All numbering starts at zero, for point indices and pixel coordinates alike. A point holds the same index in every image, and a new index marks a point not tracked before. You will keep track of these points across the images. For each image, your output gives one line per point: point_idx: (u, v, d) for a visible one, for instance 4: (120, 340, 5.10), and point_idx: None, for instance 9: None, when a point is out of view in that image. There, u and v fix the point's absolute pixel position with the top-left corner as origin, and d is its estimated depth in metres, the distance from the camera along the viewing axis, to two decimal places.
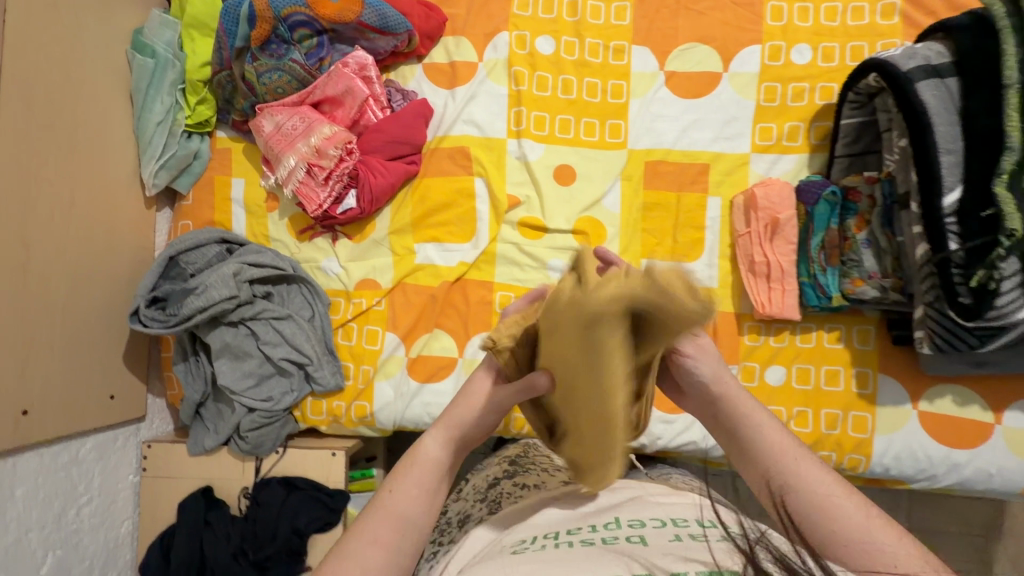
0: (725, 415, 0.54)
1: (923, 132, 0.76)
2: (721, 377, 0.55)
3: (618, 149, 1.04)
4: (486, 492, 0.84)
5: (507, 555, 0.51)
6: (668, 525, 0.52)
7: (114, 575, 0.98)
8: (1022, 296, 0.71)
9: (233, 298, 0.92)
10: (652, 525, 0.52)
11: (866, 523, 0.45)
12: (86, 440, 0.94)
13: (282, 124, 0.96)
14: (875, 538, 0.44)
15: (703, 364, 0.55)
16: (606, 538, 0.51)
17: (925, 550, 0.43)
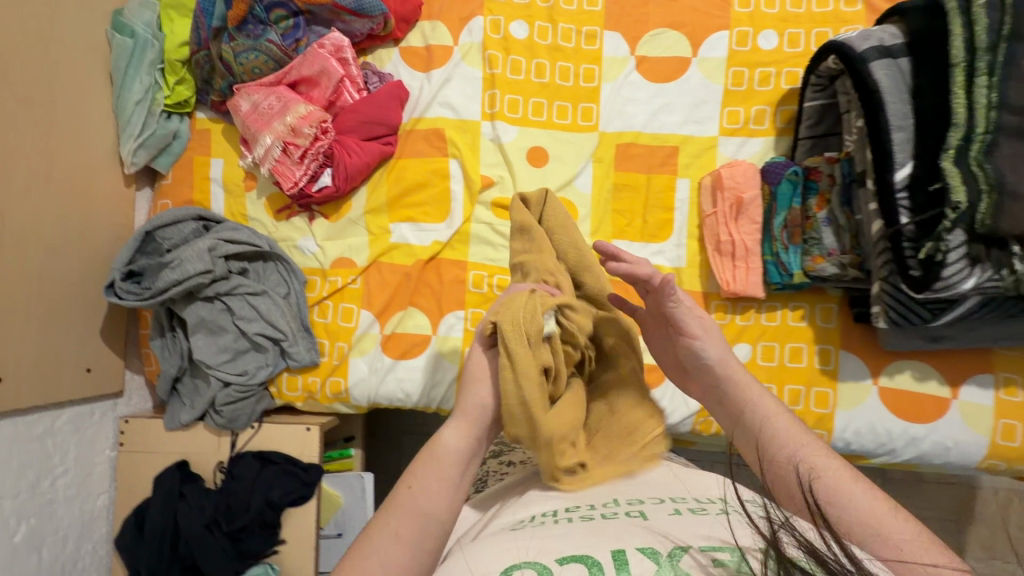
0: (736, 400, 0.60)
1: (875, 110, 0.79)
2: (726, 361, 0.63)
3: (589, 132, 1.07)
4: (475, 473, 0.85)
5: (504, 531, 0.47)
6: (667, 501, 0.49)
7: (89, 546, 1.00)
8: (967, 268, 0.75)
9: (208, 273, 0.94)
10: (650, 501, 0.49)
11: (885, 512, 0.47)
12: (61, 412, 0.96)
13: (259, 103, 0.98)
14: (884, 523, 0.46)
15: (710, 347, 0.63)
16: (605, 514, 0.48)
17: (911, 521, 0.47)
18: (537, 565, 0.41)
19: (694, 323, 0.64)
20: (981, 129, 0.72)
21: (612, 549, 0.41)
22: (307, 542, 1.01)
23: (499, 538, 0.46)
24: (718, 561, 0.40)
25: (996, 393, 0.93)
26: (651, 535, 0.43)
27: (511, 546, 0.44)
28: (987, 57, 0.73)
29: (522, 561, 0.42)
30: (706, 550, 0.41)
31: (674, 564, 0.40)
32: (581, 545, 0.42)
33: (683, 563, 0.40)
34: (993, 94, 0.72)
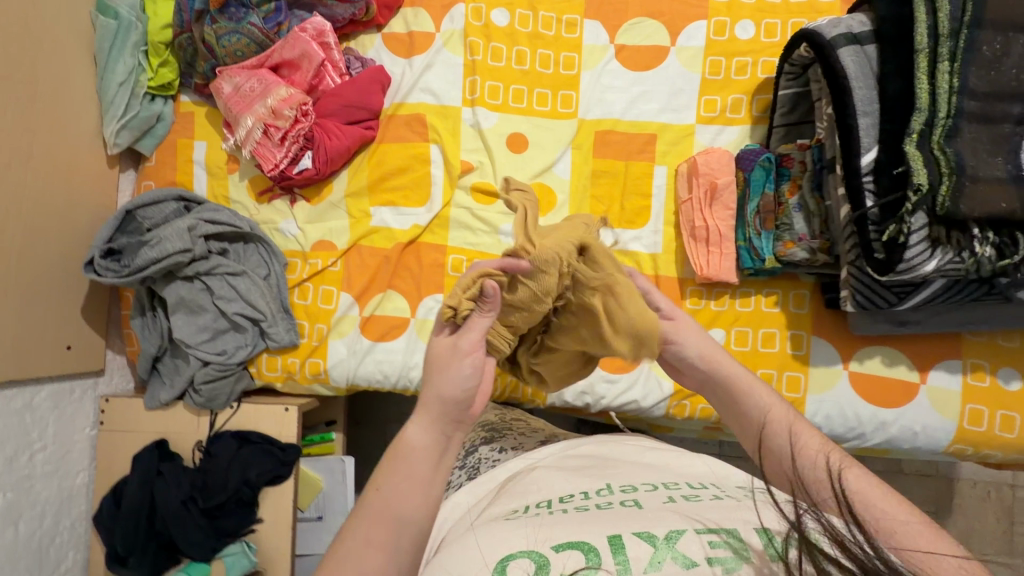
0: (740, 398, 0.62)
1: (843, 96, 0.80)
2: (710, 357, 0.65)
3: (569, 119, 1.08)
4: (465, 460, 0.86)
5: (500, 521, 0.50)
6: (660, 488, 0.53)
7: (67, 522, 1.01)
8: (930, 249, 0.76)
9: (187, 252, 0.96)
10: (643, 488, 0.53)
11: (898, 505, 0.49)
12: (41, 388, 0.96)
13: (240, 85, 1.00)
14: (903, 515, 0.48)
15: (688, 346, 0.66)
16: (599, 504, 0.51)
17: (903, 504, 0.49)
18: (535, 556, 0.44)
19: (669, 326, 0.67)
20: (943, 114, 0.74)
21: (609, 535, 0.45)
22: (283, 521, 1.02)
23: (497, 526, 0.49)
24: (714, 544, 0.43)
25: (964, 378, 0.94)
26: (650, 519, 0.46)
27: (512, 534, 0.47)
28: (949, 43, 0.74)
29: (518, 551, 0.44)
30: (703, 533, 0.44)
31: (671, 545, 0.43)
32: (578, 532, 0.45)
33: (681, 545, 0.43)
34: (954, 80, 0.74)
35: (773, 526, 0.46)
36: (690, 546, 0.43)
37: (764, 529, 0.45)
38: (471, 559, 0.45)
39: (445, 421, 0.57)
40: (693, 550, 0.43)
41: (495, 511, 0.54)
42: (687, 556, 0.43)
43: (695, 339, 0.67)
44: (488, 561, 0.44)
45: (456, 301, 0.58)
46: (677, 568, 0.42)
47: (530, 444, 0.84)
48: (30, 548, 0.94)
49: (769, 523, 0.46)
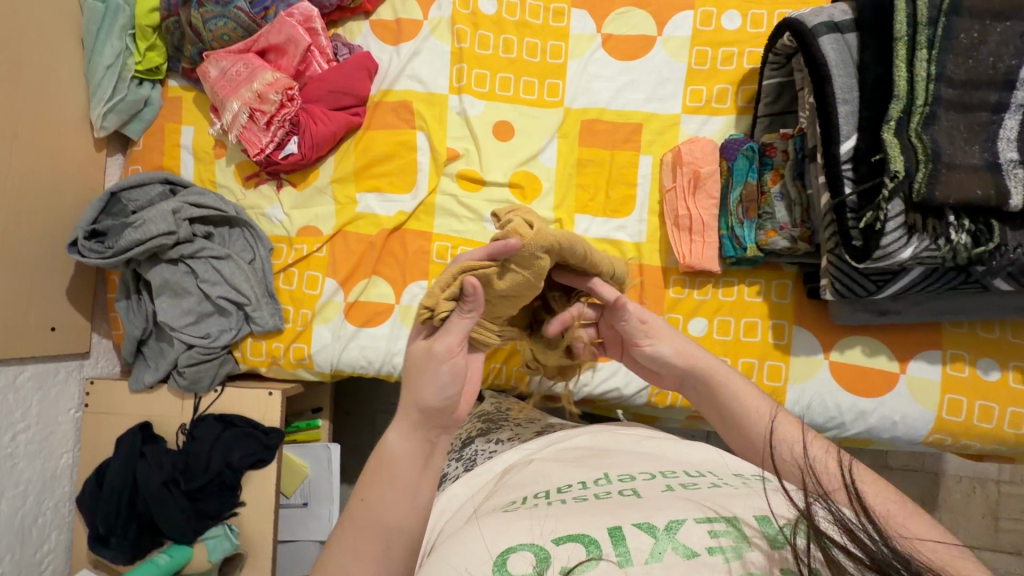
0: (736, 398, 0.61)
1: (823, 83, 0.80)
2: (687, 353, 0.66)
3: (555, 107, 1.08)
4: (461, 450, 0.84)
5: (498, 512, 0.47)
6: (658, 476, 0.50)
7: (50, 503, 1.01)
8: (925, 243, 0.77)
9: (172, 234, 0.96)
10: (642, 478, 0.50)
11: (905, 506, 0.48)
12: (25, 368, 0.96)
13: (227, 69, 1.01)
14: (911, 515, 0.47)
15: (664, 346, 0.67)
16: (598, 493, 0.48)
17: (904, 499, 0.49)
18: (534, 548, 0.41)
19: (637, 329, 0.68)
20: (920, 101, 0.74)
21: (609, 526, 0.42)
22: (265, 505, 1.03)
23: (492, 517, 0.46)
24: (715, 534, 0.41)
25: (943, 367, 0.94)
26: (646, 509, 0.44)
27: (510, 525, 0.44)
28: (927, 31, 0.74)
29: (519, 543, 0.42)
30: (703, 522, 0.42)
31: (672, 536, 0.41)
32: (579, 524, 0.43)
33: (682, 535, 0.41)
34: (932, 67, 0.74)
35: (783, 514, 0.44)
36: (691, 535, 0.41)
37: (768, 517, 0.43)
38: (470, 551, 0.42)
39: (427, 428, 0.57)
40: (693, 540, 0.41)
41: (492, 504, 0.51)
42: (687, 546, 0.40)
43: (673, 342, 0.67)
44: (492, 553, 0.41)
45: (435, 300, 0.58)
46: (677, 559, 0.40)
47: (528, 434, 0.81)
48: (12, 527, 0.94)
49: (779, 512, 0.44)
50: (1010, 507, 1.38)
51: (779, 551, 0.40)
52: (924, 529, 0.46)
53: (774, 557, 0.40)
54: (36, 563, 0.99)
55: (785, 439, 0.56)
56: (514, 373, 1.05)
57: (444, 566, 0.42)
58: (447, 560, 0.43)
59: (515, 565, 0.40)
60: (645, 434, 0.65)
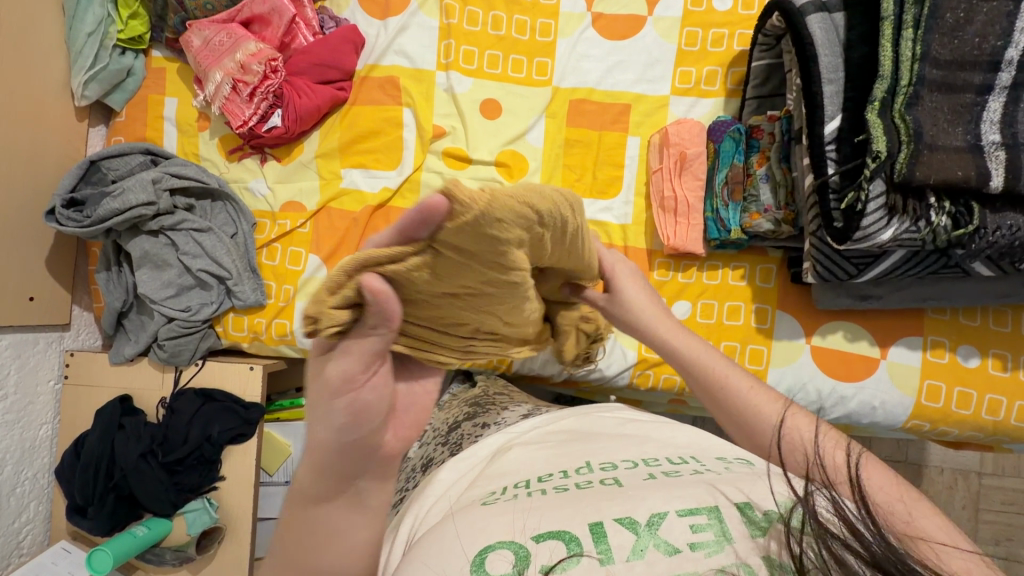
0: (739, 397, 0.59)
1: (808, 63, 0.80)
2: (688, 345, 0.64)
3: (543, 87, 1.07)
4: (448, 435, 0.83)
5: (478, 505, 0.47)
6: (640, 465, 0.50)
7: (30, 473, 1.01)
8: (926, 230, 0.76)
9: (151, 205, 0.95)
10: (623, 466, 0.50)
11: (910, 498, 0.48)
12: (3, 337, 0.95)
13: (209, 39, 0.99)
14: (917, 510, 0.47)
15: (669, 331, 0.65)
16: (579, 483, 0.48)
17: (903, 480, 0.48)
18: (514, 546, 0.41)
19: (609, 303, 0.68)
20: (905, 82, 0.74)
21: (590, 523, 0.42)
22: (244, 480, 1.02)
23: (473, 511, 0.46)
24: (697, 529, 0.41)
25: (923, 353, 0.94)
26: (626, 500, 0.43)
27: (490, 521, 0.43)
28: (914, 10, 0.74)
29: (498, 541, 0.41)
30: (685, 515, 0.42)
31: (653, 532, 0.41)
32: (559, 520, 0.42)
33: (664, 532, 0.41)
34: (917, 47, 0.73)
35: (776, 499, 0.44)
36: (672, 531, 0.41)
37: (750, 505, 0.43)
38: (448, 550, 0.41)
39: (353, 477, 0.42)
40: (675, 536, 0.41)
41: (472, 494, 0.51)
42: (669, 543, 0.40)
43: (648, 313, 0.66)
44: (468, 557, 0.40)
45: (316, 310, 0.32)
46: (659, 556, 0.40)
47: (514, 416, 0.79)
48: None
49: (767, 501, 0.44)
50: (991, 499, 1.39)
51: (763, 539, 0.41)
52: (896, 510, 0.46)
53: (758, 547, 0.40)
54: (14, 532, 0.99)
55: (796, 430, 0.55)
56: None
57: (423, 567, 0.41)
58: (424, 560, 0.41)
59: (494, 565, 0.40)
60: (618, 415, 0.65)
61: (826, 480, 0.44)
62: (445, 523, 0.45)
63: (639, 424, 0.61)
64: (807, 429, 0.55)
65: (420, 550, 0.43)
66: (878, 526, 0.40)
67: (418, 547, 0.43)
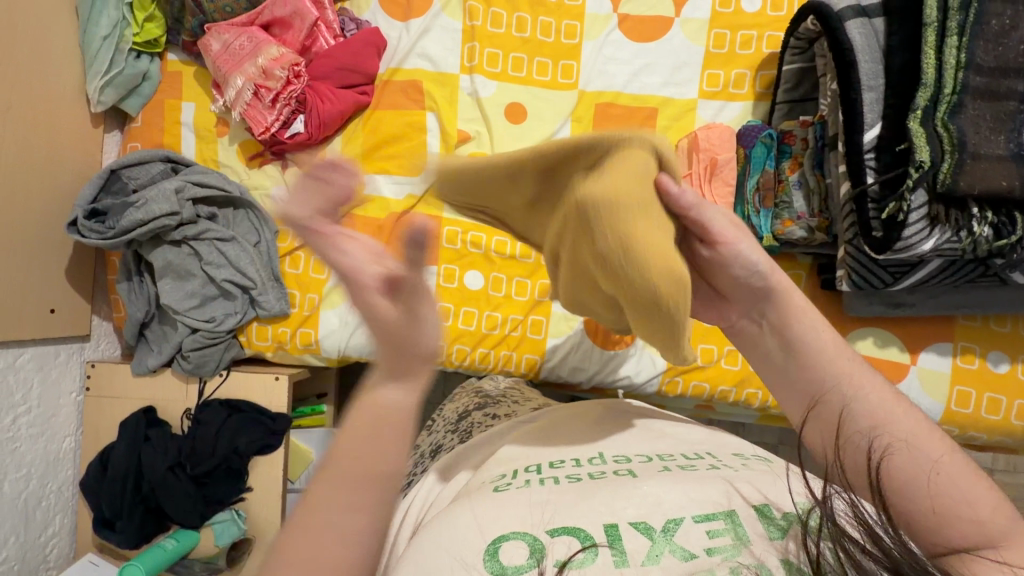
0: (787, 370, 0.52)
1: (848, 69, 0.78)
2: None
3: (568, 90, 1.05)
4: (457, 422, 0.82)
5: (487, 491, 0.46)
6: (655, 459, 0.50)
7: (53, 486, 1.00)
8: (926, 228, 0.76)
9: (174, 215, 0.94)
10: (638, 460, 0.50)
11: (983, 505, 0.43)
12: (25, 350, 0.94)
13: (229, 43, 0.97)
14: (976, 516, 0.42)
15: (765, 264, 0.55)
16: (592, 474, 0.48)
17: None
18: (528, 538, 0.41)
19: (728, 227, 0.52)
20: (949, 90, 0.73)
21: (605, 524, 0.41)
22: (273, 490, 1.02)
23: (485, 495, 0.45)
24: (714, 534, 0.41)
25: (953, 360, 0.95)
26: (643, 501, 0.43)
27: (505, 510, 0.43)
28: (958, 17, 0.72)
29: (512, 531, 0.41)
30: (702, 521, 0.41)
31: (669, 539, 0.41)
32: (575, 517, 0.42)
33: (680, 538, 0.41)
34: (961, 55, 0.72)
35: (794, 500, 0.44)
36: (688, 537, 0.41)
37: (768, 506, 0.42)
38: (459, 536, 0.41)
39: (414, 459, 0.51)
40: (692, 542, 0.40)
41: (481, 476, 0.50)
42: (685, 549, 0.40)
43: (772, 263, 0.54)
44: (480, 547, 0.40)
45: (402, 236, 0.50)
46: (674, 562, 0.40)
47: (524, 408, 0.80)
48: (16, 509, 0.92)
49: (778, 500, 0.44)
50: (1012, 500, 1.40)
51: (782, 542, 0.40)
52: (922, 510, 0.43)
53: (777, 550, 0.40)
54: (40, 546, 0.98)
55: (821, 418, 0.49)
56: (530, 322, 1.02)
57: (440, 554, 0.40)
58: (435, 541, 0.41)
59: (508, 555, 0.40)
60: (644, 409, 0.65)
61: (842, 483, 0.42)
62: (456, 504, 0.45)
63: (663, 420, 0.60)
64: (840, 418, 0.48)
65: (429, 534, 0.43)
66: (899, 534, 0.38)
67: (424, 534, 0.43)
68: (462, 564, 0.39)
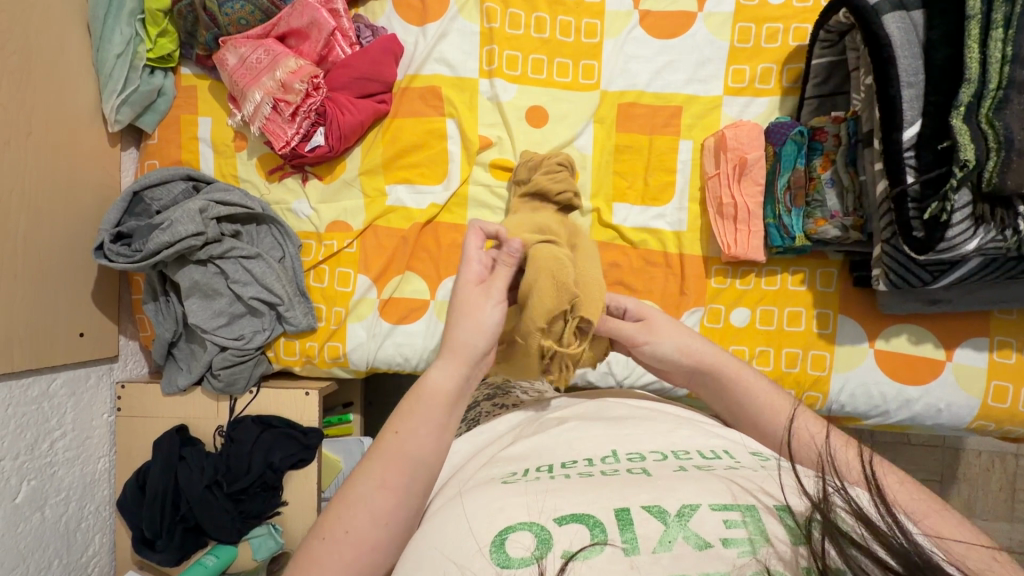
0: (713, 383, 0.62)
1: (886, 65, 0.77)
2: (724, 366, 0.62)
3: (590, 91, 1.03)
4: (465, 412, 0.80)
5: (498, 484, 0.47)
6: (670, 457, 0.49)
7: (91, 508, 1.01)
8: (969, 226, 0.75)
9: (200, 235, 0.93)
10: (653, 458, 0.49)
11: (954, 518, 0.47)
12: (57, 376, 0.94)
13: (246, 56, 0.96)
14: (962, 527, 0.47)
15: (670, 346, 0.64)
16: (605, 471, 0.47)
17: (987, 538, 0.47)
18: (535, 528, 0.41)
19: (636, 330, 0.65)
20: (993, 85, 0.70)
21: (617, 508, 0.42)
22: (308, 502, 1.03)
23: (489, 489, 0.46)
24: (730, 524, 0.40)
25: (989, 355, 0.94)
26: (655, 488, 0.43)
27: (506, 501, 0.44)
28: (1004, 8, 0.70)
29: (518, 522, 0.42)
30: (718, 510, 0.41)
31: (683, 524, 0.40)
32: (583, 504, 0.42)
33: (694, 524, 0.40)
34: (1007, 47, 0.70)
35: (795, 495, 0.43)
36: (704, 525, 0.40)
37: (786, 508, 0.41)
38: (468, 539, 0.42)
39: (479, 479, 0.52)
40: (706, 530, 0.40)
41: (491, 473, 0.51)
42: (700, 537, 0.40)
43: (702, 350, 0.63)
44: (481, 544, 0.41)
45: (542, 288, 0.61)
46: (687, 549, 0.39)
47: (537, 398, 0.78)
48: (57, 533, 0.93)
49: (791, 499, 0.43)
50: None
51: (802, 546, 0.39)
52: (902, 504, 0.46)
53: (792, 555, 0.38)
54: (82, 565, 0.99)
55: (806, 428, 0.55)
56: None
57: (438, 556, 0.42)
58: (436, 546, 0.43)
59: (514, 546, 0.40)
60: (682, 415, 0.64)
61: (840, 480, 0.43)
62: (455, 503, 0.46)
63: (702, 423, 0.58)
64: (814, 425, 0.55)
65: (443, 528, 0.44)
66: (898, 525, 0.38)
67: (423, 533, 0.45)
68: (457, 566, 0.40)
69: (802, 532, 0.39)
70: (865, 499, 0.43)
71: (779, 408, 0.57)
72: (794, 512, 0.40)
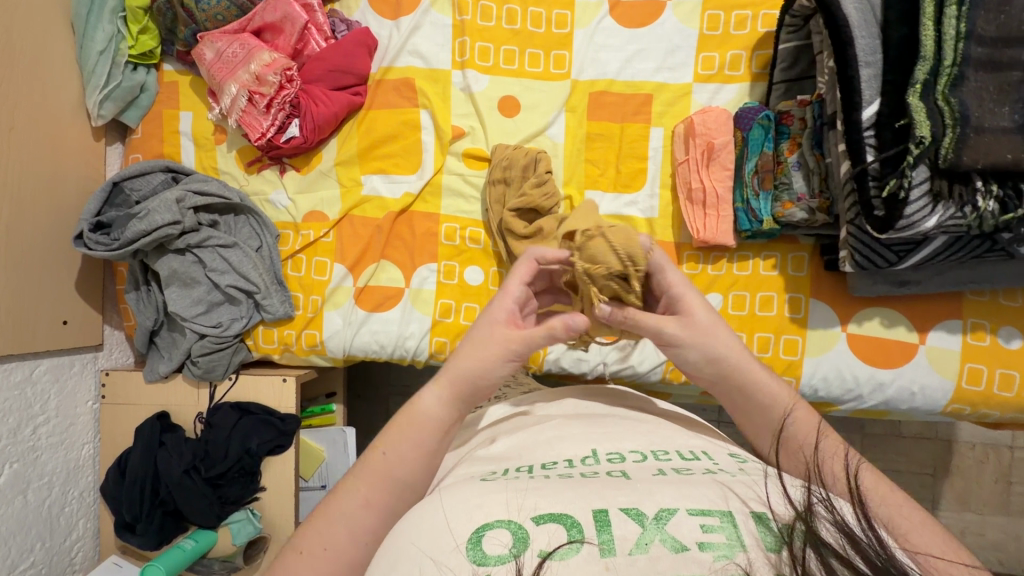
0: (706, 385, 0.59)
1: (844, 46, 0.77)
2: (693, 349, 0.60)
3: (561, 80, 1.04)
4: None
5: (478, 482, 0.46)
6: (649, 458, 0.49)
7: (75, 493, 1.03)
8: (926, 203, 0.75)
9: (177, 224, 0.95)
10: (632, 458, 0.49)
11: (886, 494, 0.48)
12: (40, 362, 0.97)
13: (222, 51, 0.99)
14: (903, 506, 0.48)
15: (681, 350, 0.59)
16: (585, 472, 0.47)
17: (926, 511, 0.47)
18: (512, 525, 0.40)
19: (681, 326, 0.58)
20: (948, 62, 0.71)
21: (596, 508, 0.41)
22: (286, 488, 1.04)
23: (469, 486, 0.45)
24: (708, 529, 0.40)
25: (963, 337, 0.93)
26: (633, 490, 0.42)
27: (486, 496, 0.43)
28: None
29: (496, 519, 0.41)
30: (695, 514, 0.40)
31: (661, 526, 0.40)
32: (561, 504, 0.41)
33: (671, 527, 0.40)
34: (961, 24, 0.70)
35: (780, 500, 0.43)
36: (681, 529, 0.40)
37: (767, 514, 0.41)
38: (444, 535, 0.41)
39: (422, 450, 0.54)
40: (683, 533, 0.39)
41: (472, 472, 0.51)
42: (676, 539, 0.39)
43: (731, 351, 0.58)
44: (459, 541, 0.40)
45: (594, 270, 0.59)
46: (664, 551, 0.39)
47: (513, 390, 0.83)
48: (40, 517, 0.96)
49: (773, 505, 0.42)
50: None
51: (777, 554, 0.38)
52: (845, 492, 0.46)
53: (773, 561, 0.38)
54: (66, 550, 1.02)
55: (797, 436, 0.54)
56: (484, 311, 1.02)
57: (413, 551, 0.41)
58: (412, 542, 0.41)
59: (491, 543, 0.40)
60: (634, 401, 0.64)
61: (825, 490, 0.42)
62: (431, 498, 0.45)
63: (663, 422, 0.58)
64: (811, 430, 0.54)
65: (414, 522, 0.43)
66: (879, 544, 0.39)
67: (398, 530, 0.43)
68: (433, 561, 0.39)
69: (782, 538, 0.38)
70: (847, 510, 0.43)
71: (772, 408, 0.55)
72: (774, 520, 0.40)
